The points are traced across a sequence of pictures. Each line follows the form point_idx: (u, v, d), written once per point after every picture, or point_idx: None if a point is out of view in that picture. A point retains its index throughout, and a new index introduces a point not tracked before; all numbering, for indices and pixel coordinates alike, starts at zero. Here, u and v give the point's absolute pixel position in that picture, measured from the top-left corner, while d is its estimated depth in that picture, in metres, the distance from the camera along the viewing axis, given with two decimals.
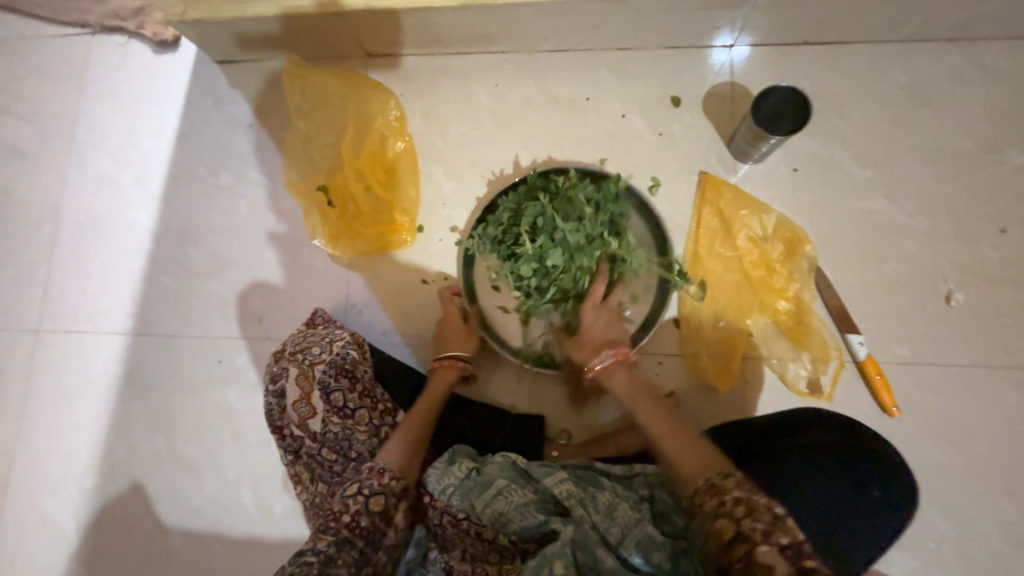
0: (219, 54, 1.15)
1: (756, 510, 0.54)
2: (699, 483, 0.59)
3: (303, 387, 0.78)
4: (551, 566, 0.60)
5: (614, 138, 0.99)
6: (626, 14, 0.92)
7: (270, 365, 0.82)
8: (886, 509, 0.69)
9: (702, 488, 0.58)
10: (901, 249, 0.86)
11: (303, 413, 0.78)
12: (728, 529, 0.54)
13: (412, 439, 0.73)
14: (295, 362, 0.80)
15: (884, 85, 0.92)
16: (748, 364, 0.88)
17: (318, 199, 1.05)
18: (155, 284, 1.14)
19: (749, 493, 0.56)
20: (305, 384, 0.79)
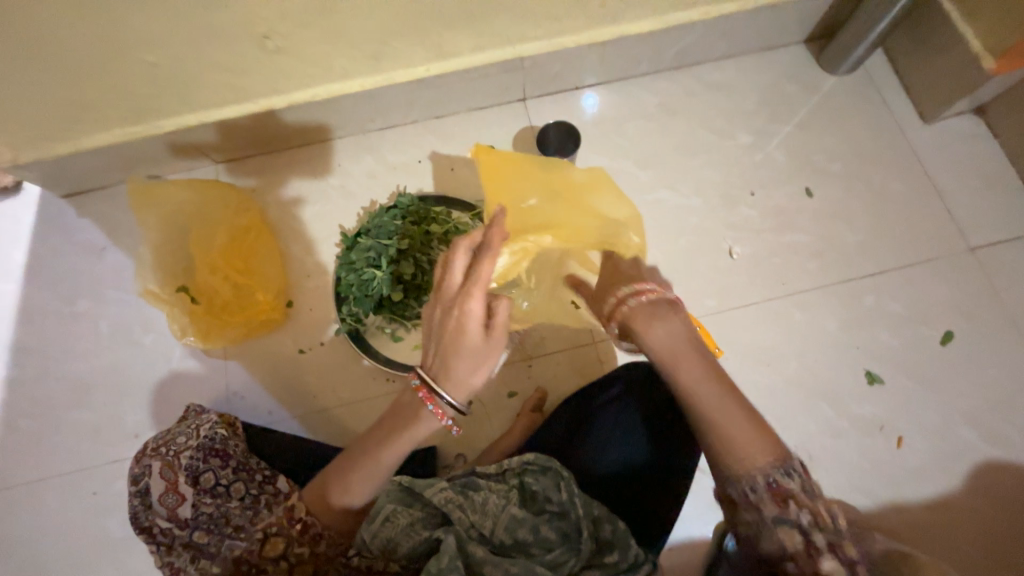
0: (64, 189, 1.18)
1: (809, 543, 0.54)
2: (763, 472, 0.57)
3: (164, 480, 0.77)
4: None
5: (448, 188, 1.15)
6: (428, 90, 1.11)
7: (131, 468, 0.80)
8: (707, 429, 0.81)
9: (763, 481, 0.57)
10: (687, 224, 1.08)
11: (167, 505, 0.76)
12: (812, 514, 0.55)
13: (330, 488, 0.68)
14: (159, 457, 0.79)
15: (641, 107, 1.17)
16: (602, 344, 1.00)
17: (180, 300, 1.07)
18: (12, 430, 1.06)
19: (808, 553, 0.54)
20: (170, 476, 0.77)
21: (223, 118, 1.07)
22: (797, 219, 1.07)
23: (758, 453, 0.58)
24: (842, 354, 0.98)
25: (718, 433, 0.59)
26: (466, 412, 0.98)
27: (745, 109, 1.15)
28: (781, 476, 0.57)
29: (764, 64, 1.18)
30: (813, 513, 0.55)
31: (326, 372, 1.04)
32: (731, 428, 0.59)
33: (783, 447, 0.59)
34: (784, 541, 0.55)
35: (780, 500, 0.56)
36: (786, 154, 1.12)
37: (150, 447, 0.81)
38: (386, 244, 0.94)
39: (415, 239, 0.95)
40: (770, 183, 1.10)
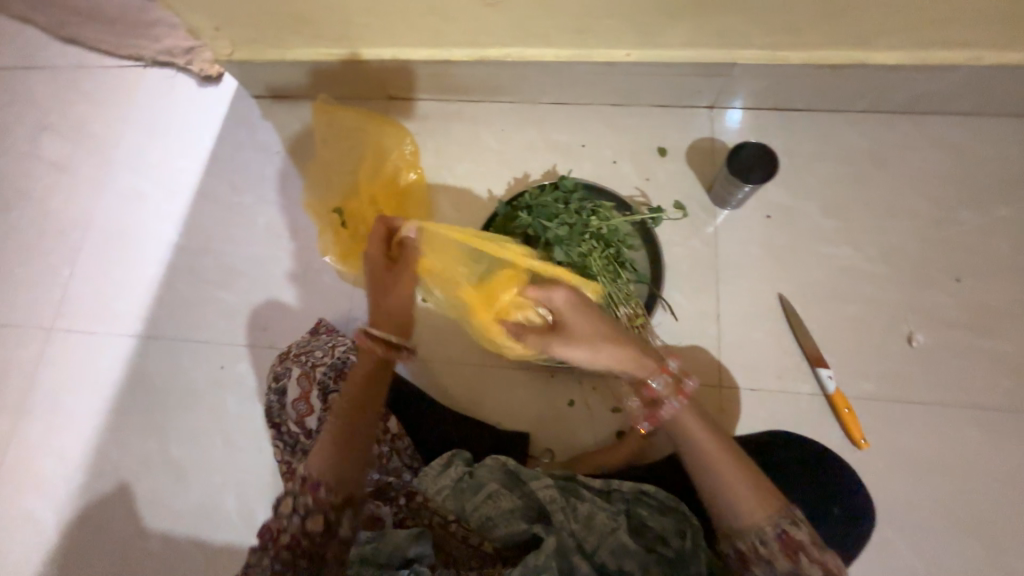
0: (258, 90, 1.29)
1: None
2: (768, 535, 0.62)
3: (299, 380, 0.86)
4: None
5: (605, 180, 1.10)
6: (617, 75, 1.05)
7: (276, 364, 0.91)
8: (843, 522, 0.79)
9: (774, 542, 0.61)
10: (863, 292, 0.94)
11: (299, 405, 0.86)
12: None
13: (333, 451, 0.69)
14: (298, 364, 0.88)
15: (844, 147, 1.03)
16: (725, 391, 0.93)
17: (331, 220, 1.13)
18: (169, 290, 1.21)
19: None
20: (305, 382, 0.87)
21: (413, 58, 1.09)
22: (1004, 326, 0.90)
23: (753, 513, 0.62)
24: (1014, 496, 0.83)
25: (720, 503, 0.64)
26: (565, 411, 0.96)
27: (975, 181, 0.98)
28: (792, 529, 0.62)
29: (1016, 134, 0.99)
30: (823, 565, 0.60)
31: (439, 329, 1.05)
32: (730, 477, 0.64)
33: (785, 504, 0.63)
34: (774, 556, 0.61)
35: (783, 562, 0.61)
36: (1012, 247, 0.94)
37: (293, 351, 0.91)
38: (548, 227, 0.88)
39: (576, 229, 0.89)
40: (981, 274, 0.93)
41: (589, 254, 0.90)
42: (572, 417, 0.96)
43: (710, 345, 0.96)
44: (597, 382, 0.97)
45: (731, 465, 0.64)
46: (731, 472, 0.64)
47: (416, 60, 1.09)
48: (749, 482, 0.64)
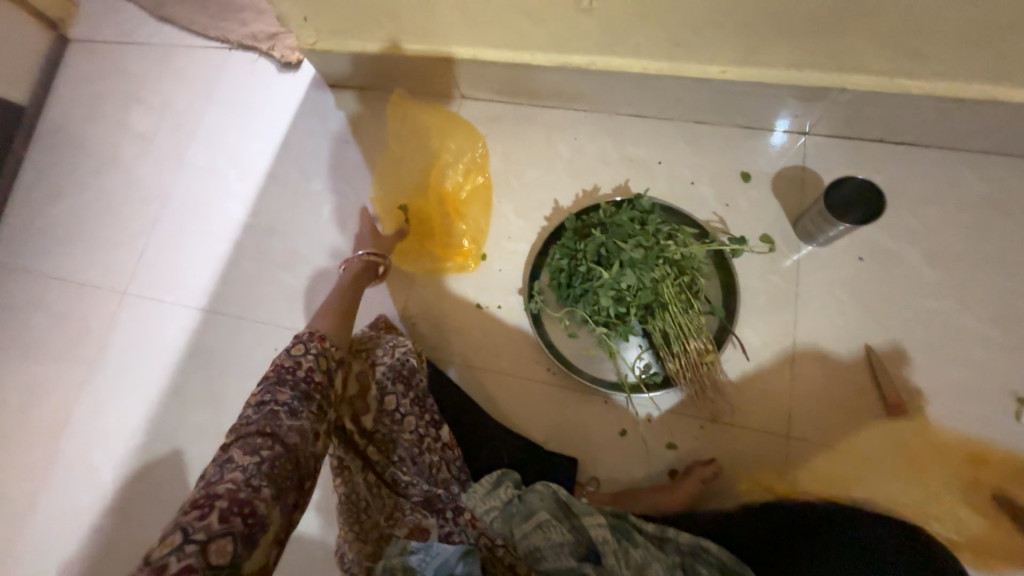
0: (334, 79, 1.31)
1: None
2: None
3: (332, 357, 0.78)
4: None
5: (680, 201, 1.04)
6: (708, 92, 0.99)
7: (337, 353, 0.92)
8: None
9: None
10: (965, 353, 0.85)
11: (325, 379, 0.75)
12: None
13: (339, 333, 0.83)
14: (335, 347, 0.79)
15: (957, 190, 0.93)
16: (793, 443, 0.86)
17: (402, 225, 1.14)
18: (234, 269, 1.25)
19: None
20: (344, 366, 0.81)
21: (494, 58, 1.06)
22: None
23: None
24: None
25: None
26: (615, 440, 0.92)
27: None
28: None
29: None
30: None
31: (493, 337, 1.03)
32: None
33: None
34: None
35: None
36: None
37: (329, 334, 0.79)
38: (623, 248, 0.85)
39: (652, 254, 0.85)
40: None
41: (662, 280, 0.86)
42: (623, 449, 0.91)
43: (781, 391, 0.89)
44: (652, 413, 0.92)
45: None
46: None
47: (496, 61, 1.06)
48: None
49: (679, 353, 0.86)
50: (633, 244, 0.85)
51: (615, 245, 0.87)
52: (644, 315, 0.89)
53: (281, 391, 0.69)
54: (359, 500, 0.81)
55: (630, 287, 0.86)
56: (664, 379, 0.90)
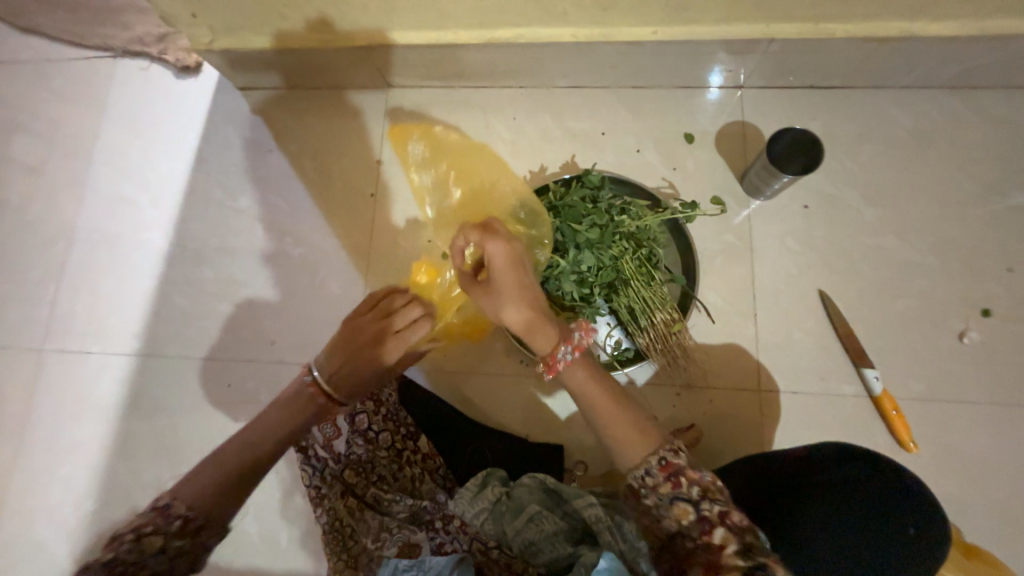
0: (243, 81, 1.19)
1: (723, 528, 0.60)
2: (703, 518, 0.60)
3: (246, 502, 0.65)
4: None
5: (629, 171, 1.02)
6: (642, 56, 0.96)
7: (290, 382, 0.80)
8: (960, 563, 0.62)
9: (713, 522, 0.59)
10: (910, 285, 0.89)
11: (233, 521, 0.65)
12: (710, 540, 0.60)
13: (225, 485, 0.64)
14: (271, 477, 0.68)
15: (887, 128, 0.96)
16: (764, 396, 0.89)
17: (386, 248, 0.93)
18: (165, 305, 1.13)
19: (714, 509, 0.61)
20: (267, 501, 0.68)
21: (415, 41, 0.99)
22: None
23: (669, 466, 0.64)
24: None
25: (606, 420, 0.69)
26: None
27: None
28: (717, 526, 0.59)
29: None
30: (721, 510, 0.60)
31: None
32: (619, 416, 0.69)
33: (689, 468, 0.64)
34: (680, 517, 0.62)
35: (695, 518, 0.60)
36: None
37: (196, 513, 0.61)
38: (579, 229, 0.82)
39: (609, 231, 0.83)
40: None
41: (621, 255, 0.84)
42: None
43: (748, 346, 0.91)
44: (629, 389, 0.92)
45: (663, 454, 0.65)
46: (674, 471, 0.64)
47: (417, 44, 0.99)
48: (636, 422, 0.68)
49: (647, 326, 0.85)
50: (585, 223, 0.83)
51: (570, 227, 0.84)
52: (608, 293, 0.87)
53: (178, 536, 0.60)
54: None
55: (590, 267, 0.84)
56: (635, 353, 0.90)
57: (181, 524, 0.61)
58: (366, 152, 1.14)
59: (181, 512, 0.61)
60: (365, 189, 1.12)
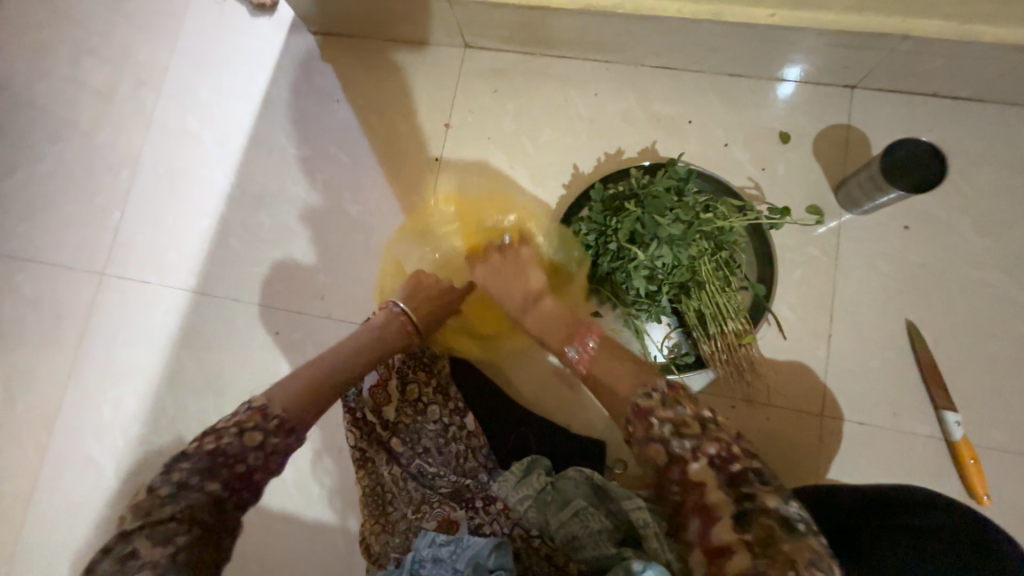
0: (318, 25, 1.15)
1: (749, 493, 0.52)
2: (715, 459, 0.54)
3: (267, 451, 0.61)
4: None
5: (712, 165, 0.96)
6: (750, 41, 0.88)
7: None
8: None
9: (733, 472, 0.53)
10: (1012, 327, 0.82)
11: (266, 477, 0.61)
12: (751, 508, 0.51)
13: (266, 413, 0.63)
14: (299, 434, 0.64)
15: (1014, 151, 0.86)
16: (826, 422, 0.84)
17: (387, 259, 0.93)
18: (221, 246, 1.14)
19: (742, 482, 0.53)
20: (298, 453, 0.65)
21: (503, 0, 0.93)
22: None
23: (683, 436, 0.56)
24: None
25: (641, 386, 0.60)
26: None
27: None
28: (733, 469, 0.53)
29: None
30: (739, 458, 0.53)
31: None
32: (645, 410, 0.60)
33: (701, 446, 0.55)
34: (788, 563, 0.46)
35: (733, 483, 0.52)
36: None
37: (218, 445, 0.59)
38: (661, 223, 0.76)
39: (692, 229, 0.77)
40: None
41: (700, 256, 0.79)
42: None
43: (817, 368, 0.86)
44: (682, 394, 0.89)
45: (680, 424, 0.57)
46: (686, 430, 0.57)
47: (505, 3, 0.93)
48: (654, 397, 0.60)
49: (715, 334, 0.81)
50: (668, 217, 0.77)
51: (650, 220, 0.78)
52: (677, 293, 0.83)
53: (211, 476, 0.57)
54: (385, 492, 0.77)
55: (665, 264, 0.79)
56: (695, 358, 0.87)
57: (211, 464, 0.58)
58: (433, 114, 1.09)
59: (212, 453, 0.58)
60: (430, 153, 1.08)
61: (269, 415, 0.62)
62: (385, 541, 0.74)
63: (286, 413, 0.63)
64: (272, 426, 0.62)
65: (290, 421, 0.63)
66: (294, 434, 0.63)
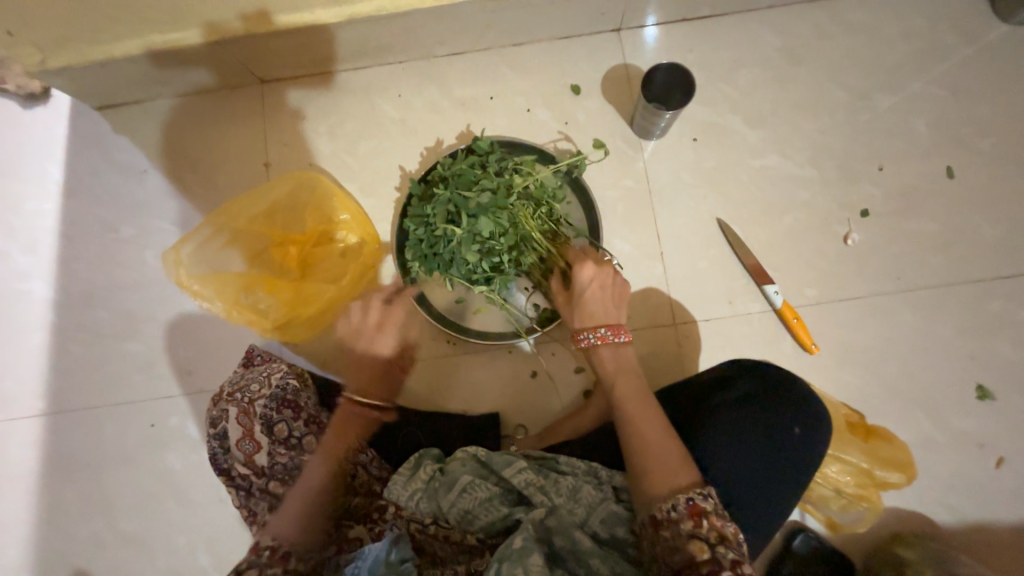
0: (98, 100, 1.08)
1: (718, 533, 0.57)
2: (676, 499, 0.59)
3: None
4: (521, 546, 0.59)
5: (521, 132, 1.01)
6: (511, 10, 0.94)
7: (209, 409, 0.82)
8: (817, 422, 0.68)
9: (682, 507, 0.59)
10: (797, 199, 0.94)
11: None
12: (702, 552, 0.55)
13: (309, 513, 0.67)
14: (305, 557, 0.64)
15: (760, 49, 0.98)
16: (680, 328, 0.92)
17: (179, 283, 0.95)
18: (63, 355, 1.05)
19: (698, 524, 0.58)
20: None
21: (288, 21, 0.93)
22: (926, 205, 0.92)
23: (674, 472, 0.61)
24: (951, 362, 0.87)
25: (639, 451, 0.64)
26: (528, 381, 0.95)
27: (889, 61, 0.96)
28: (698, 497, 0.59)
29: (920, 6, 0.97)
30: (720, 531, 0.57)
31: None
32: (654, 437, 0.64)
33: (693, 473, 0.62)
34: (695, 556, 0.55)
35: (686, 525, 0.58)
36: (927, 124, 0.94)
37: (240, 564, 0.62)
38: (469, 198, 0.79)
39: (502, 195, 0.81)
40: (901, 158, 0.93)
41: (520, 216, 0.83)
42: (541, 390, 0.94)
43: (659, 283, 0.94)
44: (553, 346, 0.95)
45: (651, 425, 0.65)
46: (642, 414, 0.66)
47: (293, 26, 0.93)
48: (667, 439, 0.64)
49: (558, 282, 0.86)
50: (474, 193, 0.81)
51: (462, 200, 0.82)
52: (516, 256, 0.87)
53: None
54: None
55: (489, 234, 0.81)
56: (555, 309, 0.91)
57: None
58: (249, 156, 1.07)
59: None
60: None
61: (261, 548, 0.64)
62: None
63: (280, 538, 0.64)
64: (266, 555, 0.63)
65: (285, 544, 0.64)
66: (291, 556, 0.63)
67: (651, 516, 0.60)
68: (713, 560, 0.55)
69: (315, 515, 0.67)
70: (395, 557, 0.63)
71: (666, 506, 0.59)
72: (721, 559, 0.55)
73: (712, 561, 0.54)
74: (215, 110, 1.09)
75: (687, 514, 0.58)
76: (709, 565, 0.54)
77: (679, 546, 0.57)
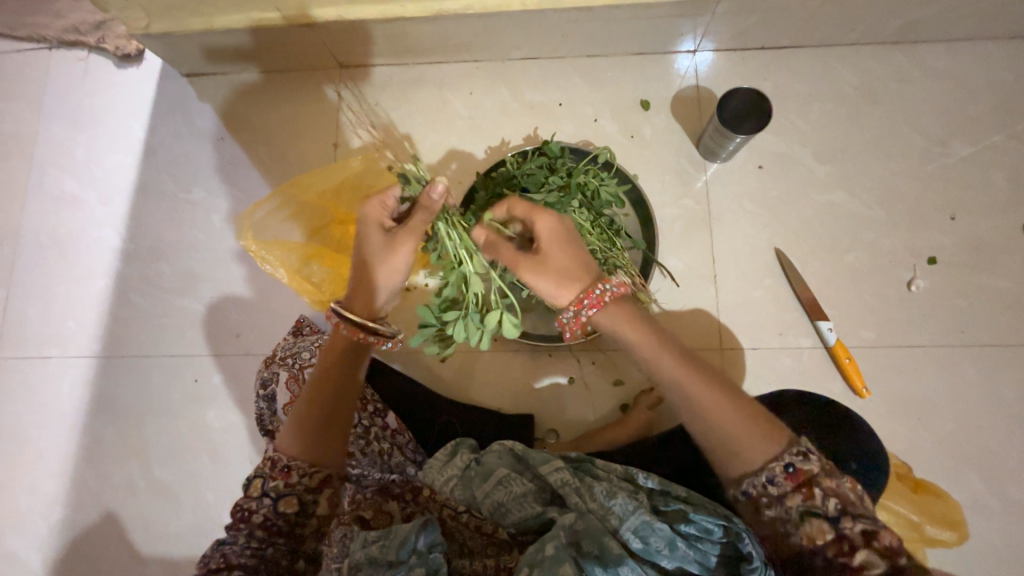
0: (187, 67, 1.14)
1: (850, 503, 0.51)
2: (772, 470, 0.53)
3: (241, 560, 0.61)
4: (545, 547, 0.60)
5: (588, 141, 1.02)
6: (594, 23, 0.96)
7: (262, 369, 0.87)
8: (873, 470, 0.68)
9: (783, 479, 0.53)
10: (861, 239, 0.92)
11: (291, 516, 0.63)
12: (822, 530, 0.51)
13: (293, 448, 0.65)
14: (304, 473, 0.64)
15: (837, 85, 0.97)
16: (729, 354, 0.91)
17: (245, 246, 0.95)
18: (122, 304, 1.10)
19: (808, 500, 0.52)
20: (328, 490, 0.65)
21: (380, 15, 0.96)
22: (999, 260, 0.89)
23: (748, 446, 0.54)
24: (1011, 425, 0.84)
25: (709, 432, 0.56)
26: (565, 388, 0.95)
27: (971, 111, 0.94)
28: (800, 460, 0.53)
29: (1010, 58, 0.95)
30: (839, 499, 0.52)
31: None
32: (716, 413, 0.55)
33: (780, 428, 0.55)
34: (814, 537, 0.52)
35: (794, 503, 0.52)
36: (1007, 178, 0.92)
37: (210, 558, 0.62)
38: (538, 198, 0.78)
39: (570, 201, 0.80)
40: (976, 210, 0.91)
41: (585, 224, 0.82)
42: (576, 398, 0.94)
43: (710, 306, 0.93)
44: (595, 356, 0.95)
45: (707, 393, 0.56)
46: (701, 390, 0.56)
47: (386, 18, 0.96)
48: (741, 420, 0.55)
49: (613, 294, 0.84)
50: None
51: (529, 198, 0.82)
52: None
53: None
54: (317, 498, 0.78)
55: None
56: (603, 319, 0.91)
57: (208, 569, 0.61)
58: (320, 136, 1.11)
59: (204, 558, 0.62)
60: None
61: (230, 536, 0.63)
62: (349, 527, 0.72)
63: (281, 451, 0.65)
64: (269, 466, 0.65)
65: (282, 459, 0.64)
66: (292, 471, 0.64)
67: (747, 494, 0.55)
68: (838, 537, 0.51)
69: (311, 429, 0.65)
70: (424, 542, 0.64)
71: (761, 482, 0.54)
72: (845, 537, 0.50)
73: (838, 542, 0.51)
74: (294, 89, 1.14)
75: (795, 490, 0.53)
76: (834, 546, 0.51)
77: (792, 527, 0.53)
